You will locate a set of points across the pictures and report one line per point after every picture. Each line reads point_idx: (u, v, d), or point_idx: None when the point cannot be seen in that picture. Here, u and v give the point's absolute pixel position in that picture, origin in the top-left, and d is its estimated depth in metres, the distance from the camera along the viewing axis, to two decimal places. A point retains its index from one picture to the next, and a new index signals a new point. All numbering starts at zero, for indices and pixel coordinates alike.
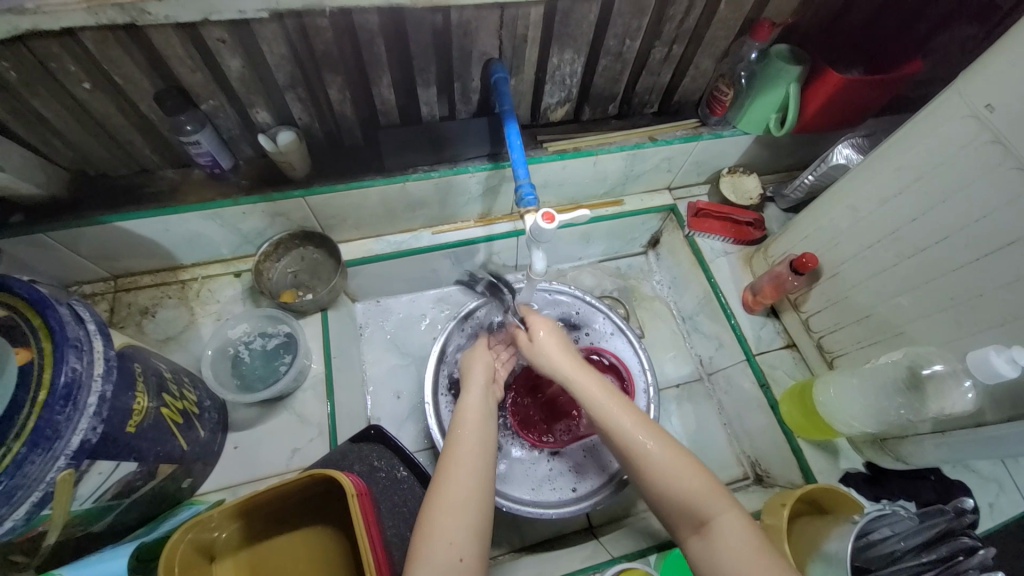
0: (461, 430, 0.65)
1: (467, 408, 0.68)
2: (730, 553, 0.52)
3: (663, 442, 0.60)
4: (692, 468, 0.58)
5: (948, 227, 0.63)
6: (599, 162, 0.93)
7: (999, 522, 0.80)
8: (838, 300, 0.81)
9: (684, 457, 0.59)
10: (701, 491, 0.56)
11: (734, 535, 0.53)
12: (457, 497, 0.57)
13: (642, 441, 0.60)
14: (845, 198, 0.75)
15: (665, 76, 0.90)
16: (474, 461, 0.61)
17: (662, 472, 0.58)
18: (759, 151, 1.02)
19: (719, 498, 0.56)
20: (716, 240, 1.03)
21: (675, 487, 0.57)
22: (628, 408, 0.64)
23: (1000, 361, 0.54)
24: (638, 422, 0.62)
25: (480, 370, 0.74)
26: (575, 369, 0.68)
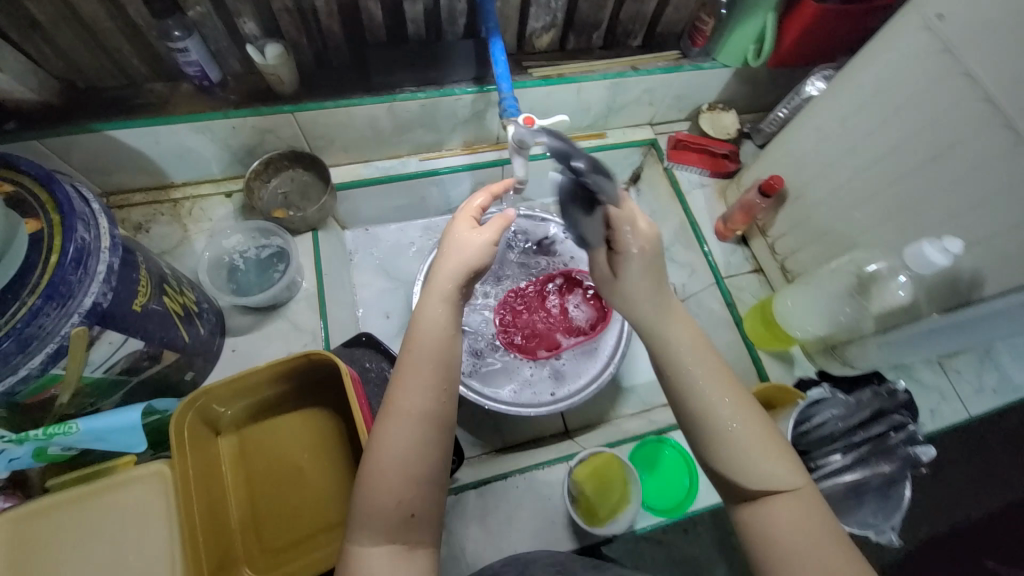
0: (410, 363, 0.52)
1: (428, 328, 0.54)
2: (784, 537, 0.45)
3: (709, 396, 0.50)
4: (756, 424, 0.50)
5: (900, 138, 0.67)
6: (582, 90, 0.96)
7: (939, 426, 0.90)
8: (800, 221, 0.86)
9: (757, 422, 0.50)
10: (766, 459, 0.48)
11: (799, 512, 0.46)
12: (400, 454, 0.49)
13: (693, 382, 0.51)
14: (812, 119, 0.79)
15: (648, 3, 0.92)
16: (423, 409, 0.50)
17: (708, 415, 0.50)
18: (738, 87, 1.05)
19: (789, 464, 0.48)
20: (694, 172, 1.07)
21: (719, 437, 0.49)
22: (673, 337, 0.54)
23: (934, 251, 0.60)
24: (684, 357, 0.52)
25: (454, 272, 0.57)
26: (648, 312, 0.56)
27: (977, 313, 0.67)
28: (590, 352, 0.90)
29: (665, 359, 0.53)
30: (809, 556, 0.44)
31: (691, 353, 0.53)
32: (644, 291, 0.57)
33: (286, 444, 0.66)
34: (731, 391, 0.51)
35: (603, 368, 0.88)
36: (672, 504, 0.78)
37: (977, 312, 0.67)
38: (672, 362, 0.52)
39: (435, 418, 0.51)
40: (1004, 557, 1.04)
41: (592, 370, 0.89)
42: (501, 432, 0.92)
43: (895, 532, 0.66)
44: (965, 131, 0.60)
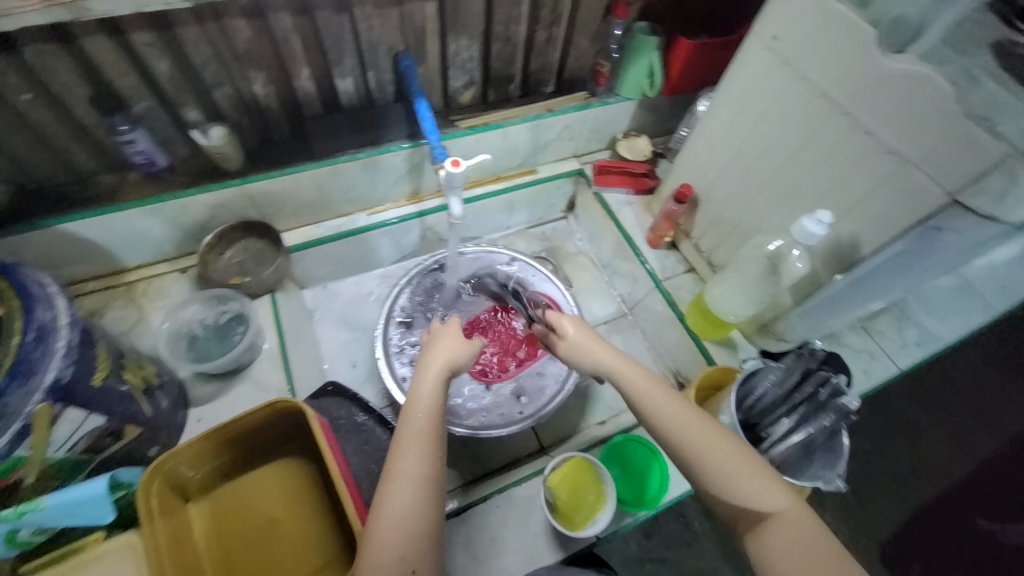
0: (410, 431, 0.56)
1: (424, 400, 0.59)
2: (780, 562, 0.49)
3: (709, 428, 0.55)
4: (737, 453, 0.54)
5: (770, 137, 0.80)
6: (508, 134, 1.07)
7: (874, 383, 0.99)
8: (713, 220, 0.97)
9: (742, 449, 0.54)
10: (757, 487, 0.52)
11: (796, 533, 0.49)
12: (399, 515, 0.51)
13: (666, 424, 0.57)
14: (703, 132, 0.92)
15: (550, 55, 1.06)
16: (422, 471, 0.54)
17: (705, 450, 0.54)
18: (645, 115, 1.20)
19: (778, 488, 0.52)
20: (620, 192, 1.19)
21: (718, 473, 0.53)
22: (657, 392, 0.59)
23: (810, 222, 0.69)
24: (675, 406, 0.58)
25: (440, 357, 0.64)
26: (616, 363, 0.64)
27: (861, 274, 0.74)
28: (549, 365, 0.96)
29: (651, 415, 0.59)
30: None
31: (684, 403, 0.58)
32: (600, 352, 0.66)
33: (258, 498, 0.68)
34: (729, 434, 0.56)
35: (565, 379, 0.94)
36: (647, 499, 0.80)
37: (864, 274, 0.74)
38: (652, 412, 0.58)
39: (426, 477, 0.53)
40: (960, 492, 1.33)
41: (555, 384, 0.94)
42: (479, 460, 0.94)
43: (840, 478, 0.71)
44: (813, 124, 0.72)
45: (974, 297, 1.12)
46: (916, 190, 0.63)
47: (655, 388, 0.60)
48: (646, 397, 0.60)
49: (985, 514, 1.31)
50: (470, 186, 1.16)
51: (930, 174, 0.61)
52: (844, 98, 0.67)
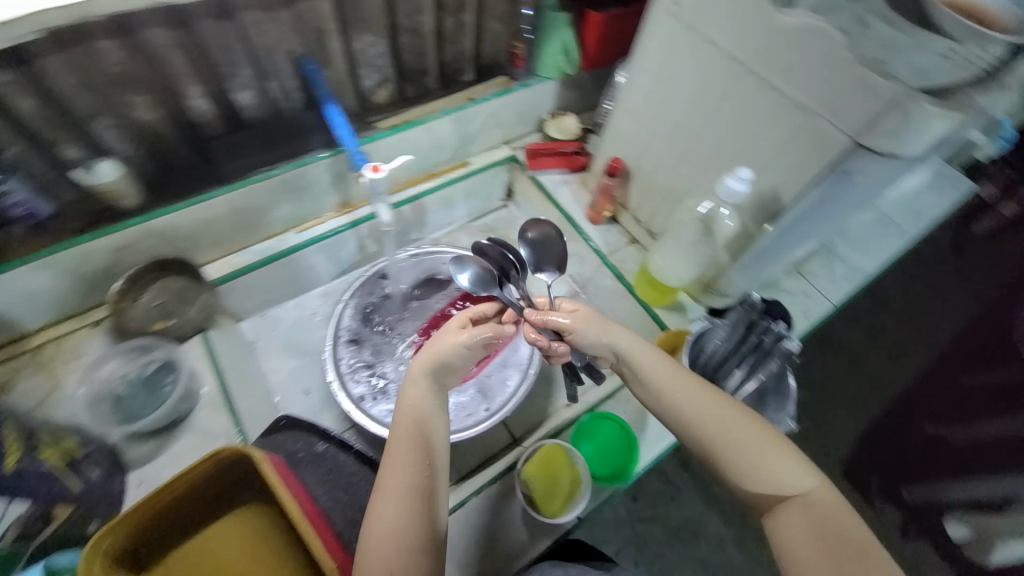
0: (398, 442, 0.60)
1: (411, 408, 0.62)
2: (802, 540, 0.54)
3: (738, 417, 0.61)
4: (761, 437, 0.59)
5: (687, 101, 0.81)
6: (432, 129, 1.04)
7: (813, 321, 1.05)
8: (647, 190, 0.99)
9: (767, 434, 0.60)
10: (783, 470, 0.57)
11: (820, 510, 0.55)
12: (387, 527, 0.55)
13: (690, 414, 0.63)
14: (625, 105, 0.92)
15: (463, 42, 1.03)
16: (408, 480, 0.57)
17: (730, 434, 0.60)
18: (568, 93, 1.20)
19: (807, 473, 0.57)
20: (556, 173, 1.19)
21: (746, 458, 0.58)
22: (692, 385, 0.65)
23: (731, 180, 0.72)
24: (711, 400, 0.63)
25: (425, 360, 0.67)
26: (644, 357, 0.69)
27: (787, 223, 0.77)
28: (509, 357, 0.96)
29: (680, 408, 0.64)
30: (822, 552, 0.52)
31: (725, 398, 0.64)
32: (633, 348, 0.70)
33: (214, 559, 0.63)
34: (750, 420, 0.61)
35: (527, 369, 0.94)
36: (618, 471, 0.83)
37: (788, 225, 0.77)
38: (680, 404, 0.64)
39: (418, 488, 0.57)
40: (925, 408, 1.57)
41: (517, 375, 0.94)
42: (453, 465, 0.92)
43: (790, 418, 0.78)
44: (723, 85, 0.74)
45: (891, 227, 1.21)
46: (823, 138, 0.65)
47: (682, 381, 0.65)
48: (680, 391, 0.65)
49: (932, 421, 1.56)
50: (398, 190, 1.11)
51: (834, 123, 0.63)
52: (747, 56, 0.69)
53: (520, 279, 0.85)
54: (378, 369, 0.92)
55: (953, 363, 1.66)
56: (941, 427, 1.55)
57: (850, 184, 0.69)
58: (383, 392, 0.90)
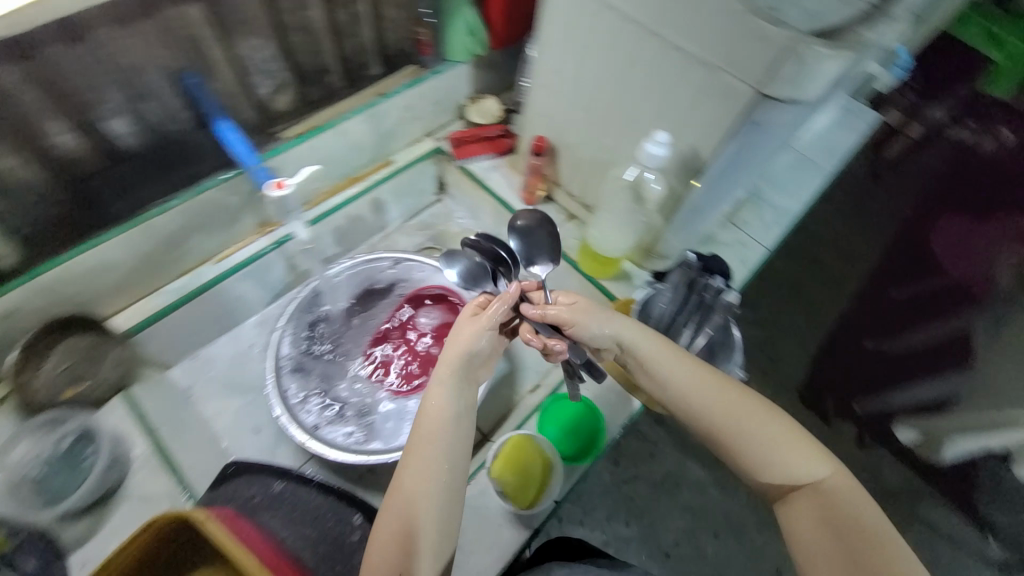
0: (415, 445, 0.62)
1: (433, 409, 0.64)
2: (808, 526, 0.59)
3: (754, 411, 0.63)
4: (777, 431, 0.62)
5: (597, 71, 0.79)
6: (345, 132, 0.98)
7: (750, 268, 1.09)
8: (576, 164, 0.97)
9: (784, 425, 0.63)
10: (797, 461, 0.61)
11: (834, 498, 0.59)
12: (393, 527, 0.58)
13: (703, 405, 0.65)
14: (540, 81, 0.90)
15: (360, 36, 0.97)
16: (410, 484, 0.59)
17: (743, 426, 0.63)
18: (484, 74, 1.16)
19: (822, 463, 0.61)
20: (483, 159, 1.16)
21: (759, 451, 0.62)
22: (704, 378, 0.67)
23: (651, 146, 0.71)
24: (725, 391, 0.65)
25: (450, 360, 0.67)
26: (654, 349, 0.70)
27: (707, 179, 0.78)
28: None
29: (695, 406, 0.66)
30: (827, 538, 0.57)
31: (740, 390, 0.66)
32: (644, 341, 0.71)
33: None
34: (766, 413, 0.63)
35: None
36: (588, 448, 0.85)
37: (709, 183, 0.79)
38: (695, 400, 0.66)
39: (429, 494, 0.59)
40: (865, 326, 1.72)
41: None
42: None
43: (738, 366, 0.82)
44: (627, 50, 0.73)
45: (810, 166, 1.27)
46: (728, 91, 0.66)
47: (695, 375, 0.67)
48: (694, 385, 0.67)
49: (872, 337, 1.71)
50: (314, 206, 1.01)
51: (735, 75, 0.63)
52: (646, 18, 0.68)
53: (511, 273, 0.83)
54: (331, 393, 0.87)
55: (881, 281, 1.80)
56: (880, 341, 1.69)
57: (757, 131, 0.71)
58: (340, 415, 0.85)
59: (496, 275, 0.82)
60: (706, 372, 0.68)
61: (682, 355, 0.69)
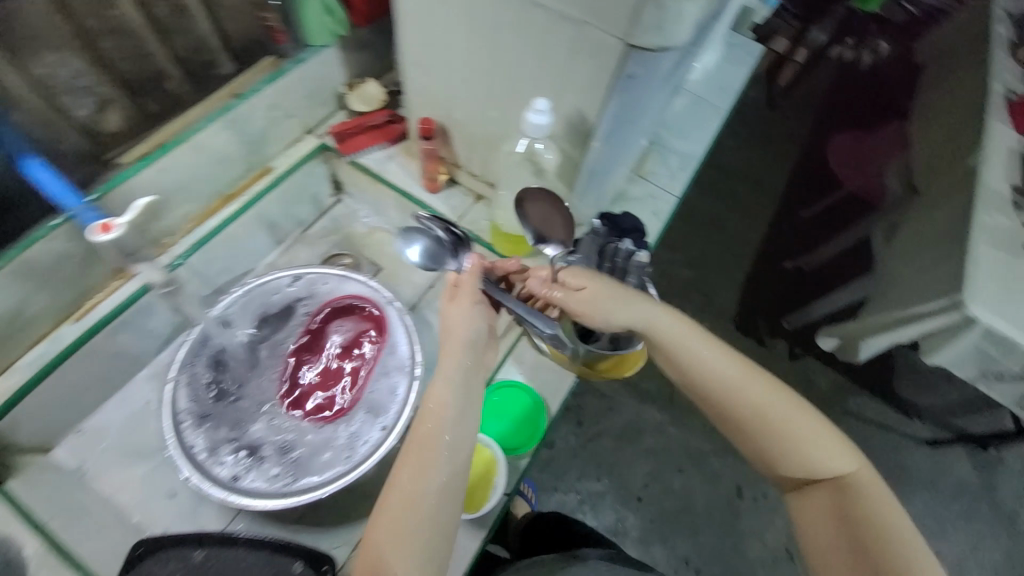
0: (415, 445, 0.61)
1: (433, 408, 0.64)
2: (822, 518, 0.62)
3: (787, 404, 0.64)
4: (807, 426, 0.63)
5: (463, 41, 0.73)
6: (201, 146, 0.86)
7: (664, 220, 1.09)
8: (470, 141, 0.91)
9: (813, 420, 0.64)
10: (825, 456, 0.62)
11: (859, 493, 0.61)
12: (387, 530, 0.56)
13: (734, 395, 0.65)
14: (411, 57, 0.83)
15: (195, 27, 0.86)
16: (407, 486, 0.58)
17: (773, 417, 0.64)
18: (358, 55, 1.05)
19: (849, 458, 0.62)
20: (375, 150, 1.06)
21: (787, 443, 0.63)
22: (737, 370, 0.66)
23: (534, 116, 0.66)
24: (757, 382, 0.65)
25: (453, 354, 0.69)
26: (685, 338, 0.68)
27: (597, 147, 0.76)
28: (389, 363, 0.87)
29: (726, 396, 0.65)
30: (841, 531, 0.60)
31: (770, 382, 0.66)
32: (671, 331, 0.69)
33: None
34: (798, 407, 0.64)
35: (411, 367, 0.86)
36: (530, 434, 0.85)
37: (598, 153, 0.77)
38: (726, 390, 0.65)
39: (425, 495, 0.58)
40: (783, 249, 1.85)
41: (404, 379, 0.86)
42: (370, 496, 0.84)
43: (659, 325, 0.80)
44: (484, 16, 0.68)
45: (707, 106, 1.27)
46: (600, 47, 0.61)
47: (728, 366, 0.66)
48: (726, 375, 0.66)
49: (791, 257, 1.84)
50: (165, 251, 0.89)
51: (603, 29, 0.59)
52: None
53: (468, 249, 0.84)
54: (246, 439, 0.80)
55: (789, 206, 1.93)
56: (796, 260, 1.82)
57: (636, 89, 0.68)
58: (261, 460, 0.78)
59: (454, 250, 0.83)
60: (739, 362, 0.67)
61: (711, 341, 0.68)
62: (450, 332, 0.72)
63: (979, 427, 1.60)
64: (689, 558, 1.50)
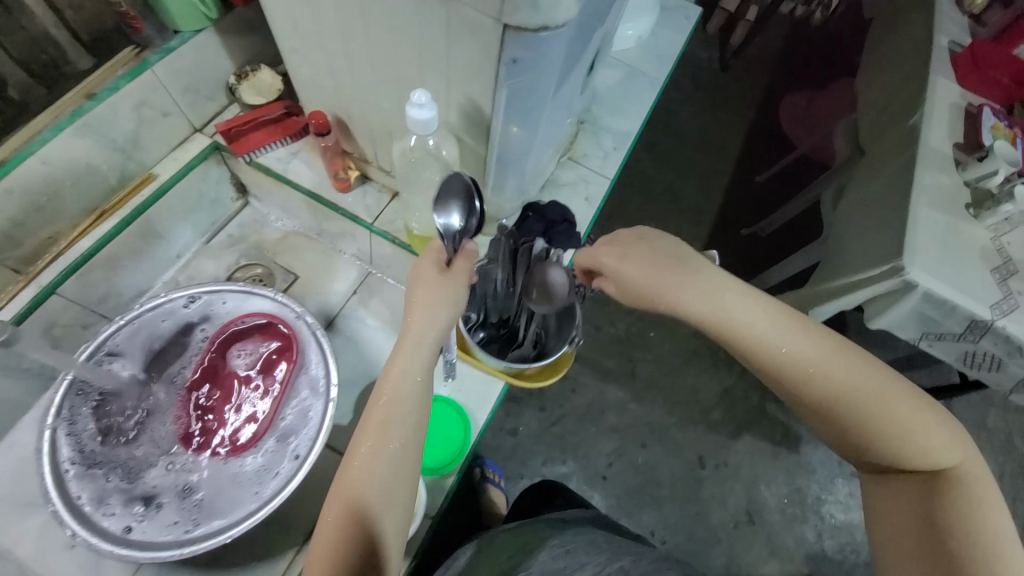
0: (379, 415, 0.53)
1: (398, 376, 0.54)
2: (894, 511, 0.51)
3: (877, 383, 0.51)
4: (901, 408, 0.50)
5: (334, 24, 0.63)
6: (50, 160, 0.76)
7: (598, 205, 1.03)
8: (370, 136, 0.82)
9: (909, 401, 0.50)
10: (923, 443, 0.49)
11: (963, 489, 0.48)
12: (352, 503, 0.50)
13: (809, 377, 0.51)
14: (286, 44, 0.73)
15: (34, 24, 0.75)
16: (370, 458, 0.51)
17: (857, 399, 0.50)
18: (245, 40, 0.93)
19: (952, 445, 0.49)
20: (276, 147, 0.93)
21: (877, 429, 0.50)
22: (809, 343, 0.52)
23: (416, 112, 0.58)
24: (840, 361, 0.51)
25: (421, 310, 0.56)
26: (747, 312, 0.53)
27: (502, 142, 0.69)
28: (300, 385, 0.80)
29: (797, 380, 0.52)
30: (920, 530, 0.49)
31: (857, 355, 0.52)
32: (728, 305, 0.54)
33: None
34: (891, 385, 0.51)
35: (322, 389, 0.79)
36: (457, 452, 0.83)
37: (511, 151, 0.71)
38: (801, 372, 0.51)
39: (389, 466, 0.52)
40: (738, 217, 1.81)
41: (315, 403, 0.79)
42: (291, 524, 0.85)
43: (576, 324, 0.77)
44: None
45: (642, 77, 1.20)
46: (475, 29, 0.53)
47: (806, 341, 0.52)
48: (792, 351, 0.52)
49: (745, 225, 1.80)
50: (16, 294, 0.79)
51: (473, 6, 0.51)
52: None
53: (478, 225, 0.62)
54: (141, 485, 0.73)
55: (742, 172, 1.88)
56: (753, 225, 1.78)
57: (542, 88, 0.61)
58: (158, 509, 0.72)
59: (464, 244, 0.61)
60: (816, 332, 0.52)
61: (776, 310, 0.54)
62: (418, 300, 0.56)
63: (927, 379, 1.58)
64: (654, 533, 1.36)
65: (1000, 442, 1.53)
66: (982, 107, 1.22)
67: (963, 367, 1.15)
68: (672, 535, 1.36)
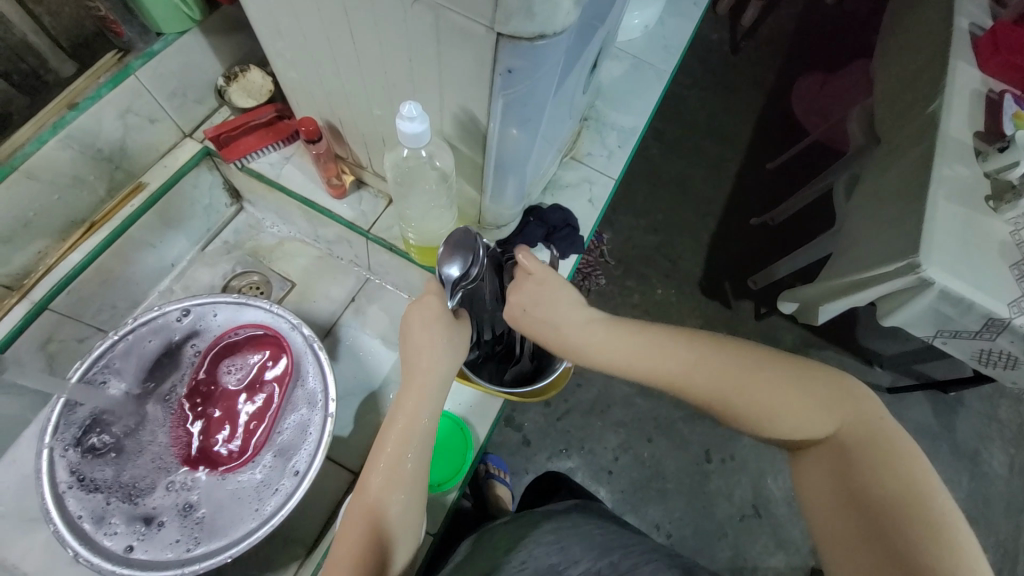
0: (393, 441, 0.53)
1: (412, 406, 0.54)
2: (817, 496, 0.46)
3: (743, 375, 0.48)
4: (770, 391, 0.47)
5: (320, 30, 0.60)
6: (35, 174, 0.74)
7: (602, 206, 0.99)
8: (362, 143, 0.79)
9: (778, 378, 0.47)
10: (800, 418, 0.46)
11: (859, 455, 0.44)
12: (367, 524, 0.49)
13: (684, 389, 0.50)
14: (273, 50, 0.69)
15: (11, 33, 0.73)
16: (387, 482, 0.51)
17: (729, 396, 0.48)
18: (233, 40, 0.89)
19: (832, 413, 0.46)
20: (269, 151, 0.89)
21: (757, 421, 0.47)
22: (650, 349, 0.52)
23: (407, 124, 0.55)
24: (702, 365, 0.50)
25: (432, 342, 0.56)
26: (602, 339, 0.55)
27: (498, 151, 0.66)
28: (295, 401, 0.79)
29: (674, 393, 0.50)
30: (841, 513, 0.43)
31: (721, 350, 0.50)
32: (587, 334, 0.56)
33: None
34: (757, 371, 0.48)
35: (318, 405, 0.77)
36: (457, 467, 0.86)
37: (509, 159, 0.68)
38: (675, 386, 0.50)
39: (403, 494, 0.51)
40: (746, 207, 1.75)
41: (312, 419, 0.77)
42: (290, 537, 0.85)
43: None
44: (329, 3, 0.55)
45: (647, 68, 1.15)
46: (467, 37, 0.49)
47: (661, 353, 0.51)
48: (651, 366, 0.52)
49: (755, 215, 1.74)
50: (9, 310, 0.79)
51: (464, 13, 0.47)
52: None
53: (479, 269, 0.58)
54: (139, 503, 0.73)
55: (752, 161, 1.81)
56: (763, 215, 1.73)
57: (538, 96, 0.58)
58: (159, 528, 0.71)
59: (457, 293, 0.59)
60: (670, 340, 0.52)
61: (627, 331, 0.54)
62: (425, 338, 0.56)
63: (938, 371, 1.54)
64: (660, 527, 1.34)
65: (1011, 433, 1.50)
66: (1004, 94, 1.16)
67: (978, 365, 1.12)
68: (678, 529, 1.35)
